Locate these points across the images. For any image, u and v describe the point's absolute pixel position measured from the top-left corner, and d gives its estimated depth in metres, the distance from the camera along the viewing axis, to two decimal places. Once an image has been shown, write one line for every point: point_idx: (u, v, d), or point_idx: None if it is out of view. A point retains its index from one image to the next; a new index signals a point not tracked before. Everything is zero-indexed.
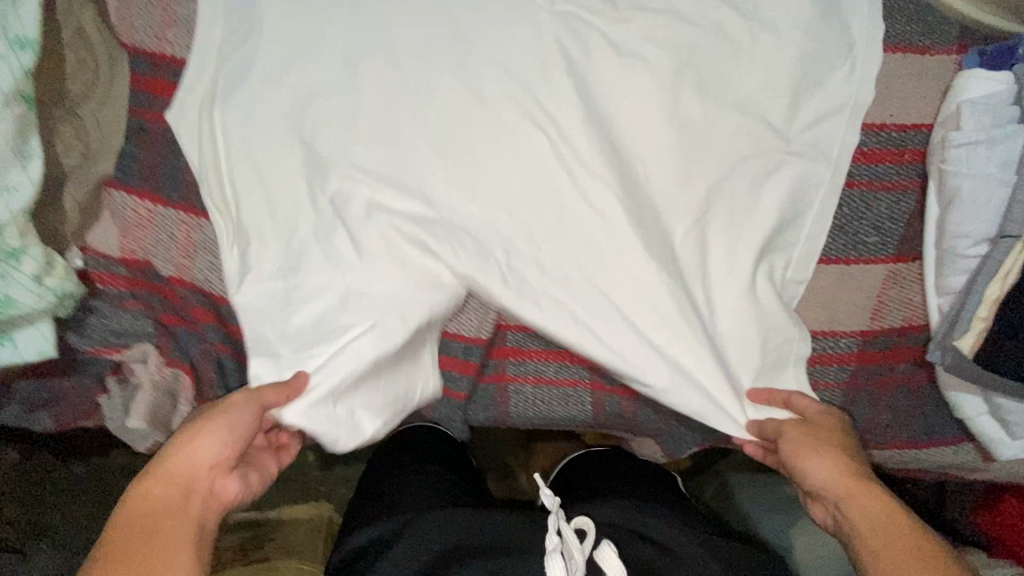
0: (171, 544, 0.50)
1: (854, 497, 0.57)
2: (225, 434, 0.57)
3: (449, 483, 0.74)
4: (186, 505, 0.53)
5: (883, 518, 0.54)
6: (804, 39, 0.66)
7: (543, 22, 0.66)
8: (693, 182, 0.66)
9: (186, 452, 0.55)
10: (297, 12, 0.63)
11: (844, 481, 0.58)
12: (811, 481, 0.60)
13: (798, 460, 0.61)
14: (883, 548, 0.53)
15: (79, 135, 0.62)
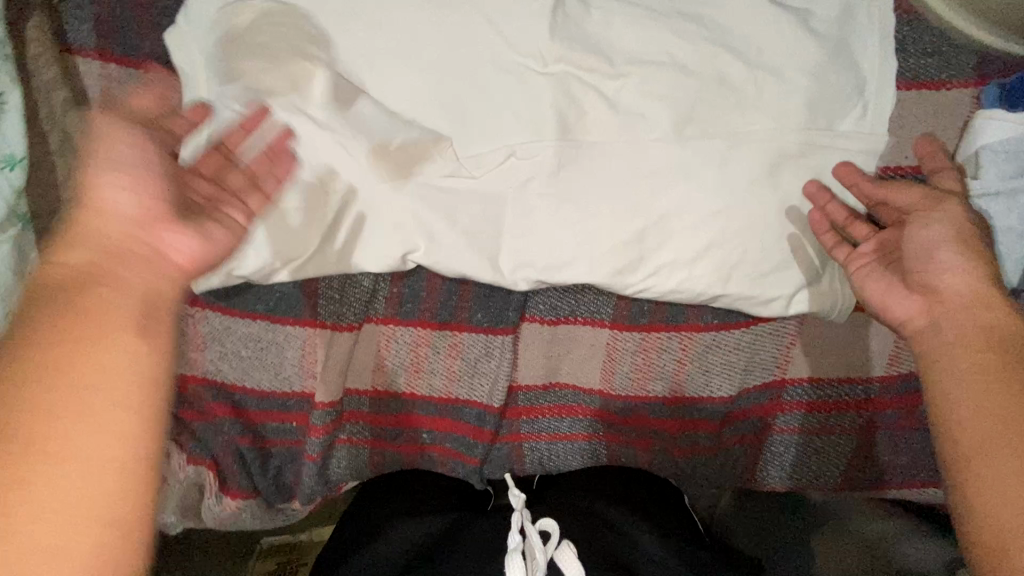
0: (107, 329, 0.41)
1: (971, 308, 0.52)
2: (122, 168, 0.48)
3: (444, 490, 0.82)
4: (111, 277, 0.43)
5: (982, 344, 0.50)
6: (810, 82, 0.62)
7: (536, 85, 0.64)
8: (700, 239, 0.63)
9: (94, 205, 0.46)
10: (279, 94, 0.61)
11: (976, 290, 0.53)
12: (928, 284, 0.56)
13: (927, 252, 0.56)
14: (960, 363, 0.50)
15: None
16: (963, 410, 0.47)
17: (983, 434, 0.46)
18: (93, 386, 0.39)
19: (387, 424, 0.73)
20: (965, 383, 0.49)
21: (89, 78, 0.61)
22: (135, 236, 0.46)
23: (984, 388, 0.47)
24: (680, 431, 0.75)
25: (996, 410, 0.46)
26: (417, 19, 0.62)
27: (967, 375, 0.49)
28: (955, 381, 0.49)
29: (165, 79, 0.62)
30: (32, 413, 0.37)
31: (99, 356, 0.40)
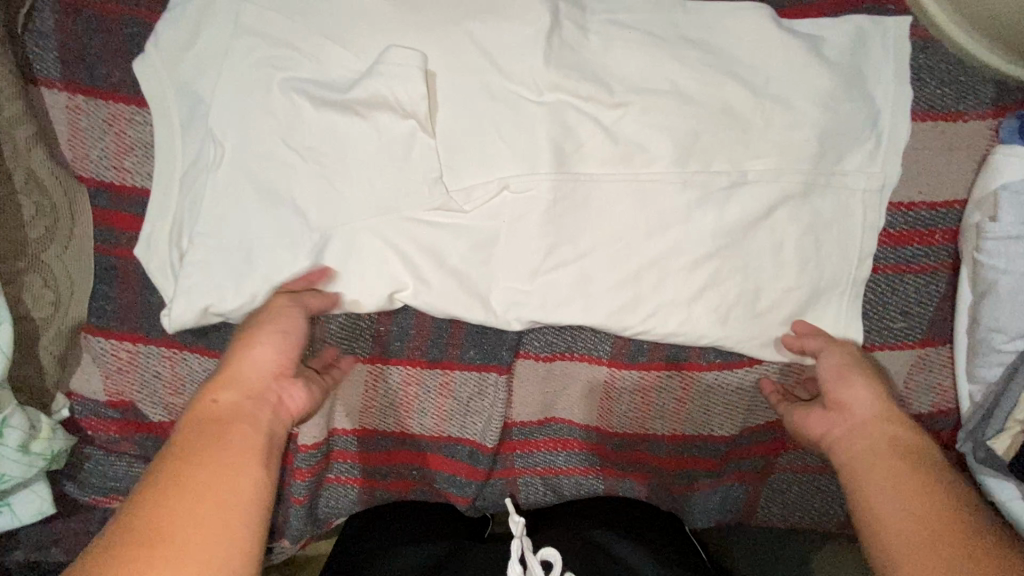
0: (244, 465, 0.41)
1: (875, 421, 0.51)
2: (277, 335, 0.51)
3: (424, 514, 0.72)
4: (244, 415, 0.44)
5: (892, 454, 0.48)
6: (819, 114, 0.59)
7: (531, 115, 0.60)
8: (703, 277, 0.60)
9: (242, 353, 0.49)
10: (257, 127, 0.57)
11: (876, 406, 0.52)
12: (842, 399, 0.54)
13: (835, 372, 0.56)
14: (875, 476, 0.47)
15: (47, 282, 0.58)
16: (882, 533, 0.44)
17: (906, 560, 0.41)
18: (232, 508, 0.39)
19: (376, 463, 0.71)
20: (882, 504, 0.45)
21: (56, 109, 0.58)
22: (266, 392, 0.47)
23: (900, 497, 0.45)
24: (680, 468, 0.73)
25: (912, 527, 0.43)
26: (403, 46, 0.58)
27: (882, 486, 0.46)
28: (874, 498, 0.46)
29: (135, 110, 0.59)
30: (176, 538, 0.36)
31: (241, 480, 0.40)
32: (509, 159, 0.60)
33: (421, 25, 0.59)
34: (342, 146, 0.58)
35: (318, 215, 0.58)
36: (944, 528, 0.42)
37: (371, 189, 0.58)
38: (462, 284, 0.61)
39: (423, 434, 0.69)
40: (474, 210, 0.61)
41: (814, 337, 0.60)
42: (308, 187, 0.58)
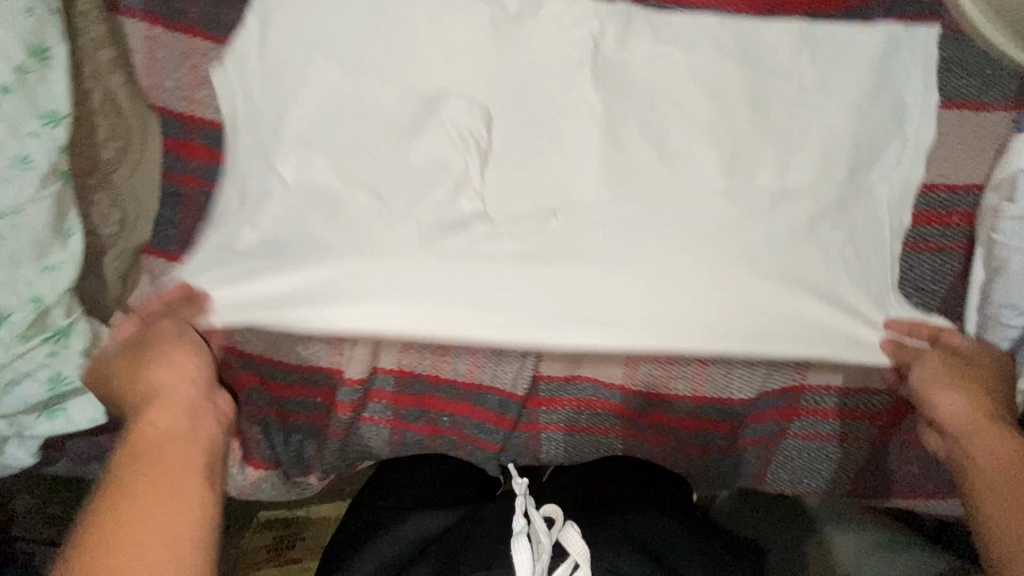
0: (181, 477, 0.43)
1: (975, 431, 0.54)
2: (183, 350, 0.54)
3: (455, 483, 0.75)
4: (145, 433, 0.46)
5: (1018, 447, 0.51)
6: (850, 95, 0.64)
7: (583, 78, 0.64)
8: (739, 239, 0.64)
9: (159, 373, 0.52)
10: (333, 67, 0.62)
11: (968, 415, 0.55)
12: (935, 407, 0.58)
13: (945, 374, 0.59)
14: (978, 472, 0.51)
15: (115, 203, 0.61)
16: (1010, 509, 0.46)
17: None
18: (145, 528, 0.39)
19: (409, 405, 0.74)
20: (980, 484, 0.50)
21: (135, 38, 0.61)
22: (173, 409, 0.49)
23: (1004, 493, 0.48)
24: (697, 429, 0.76)
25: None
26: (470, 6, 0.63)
27: (988, 483, 0.49)
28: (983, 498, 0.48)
29: (211, 46, 0.62)
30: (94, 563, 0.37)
31: (156, 492, 0.42)
32: (559, 117, 0.64)
33: None
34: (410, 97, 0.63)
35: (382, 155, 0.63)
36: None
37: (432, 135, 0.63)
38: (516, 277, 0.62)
39: (456, 380, 0.73)
40: (510, 227, 0.63)
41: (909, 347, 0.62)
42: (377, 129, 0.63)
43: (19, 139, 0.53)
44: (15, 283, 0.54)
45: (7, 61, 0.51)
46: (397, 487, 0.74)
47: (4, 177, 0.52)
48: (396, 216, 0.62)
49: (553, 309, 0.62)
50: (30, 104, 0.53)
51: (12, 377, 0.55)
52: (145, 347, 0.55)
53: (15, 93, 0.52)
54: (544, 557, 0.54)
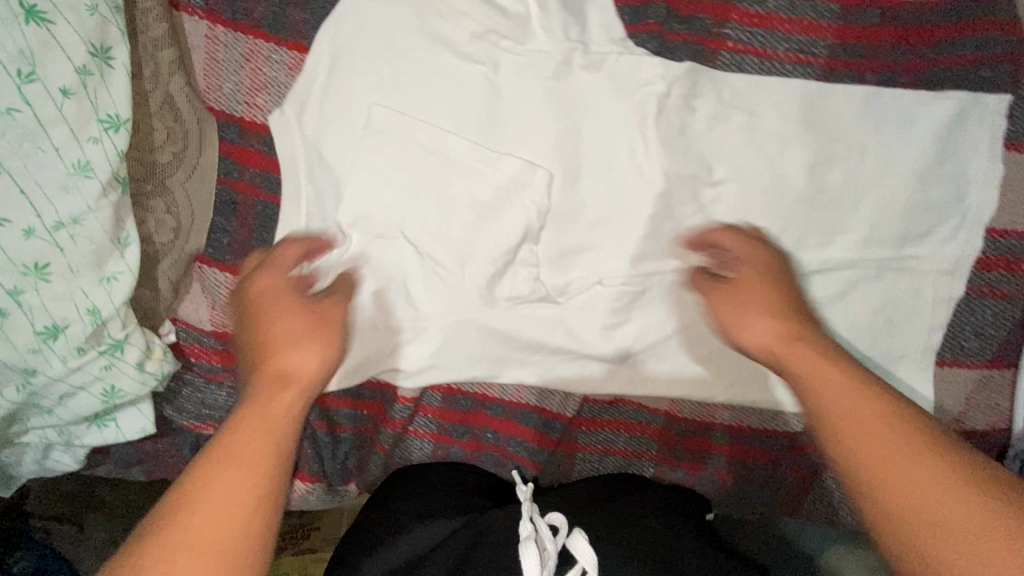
0: (228, 495, 0.41)
1: (806, 360, 0.48)
2: (323, 330, 0.50)
3: (468, 485, 0.72)
4: (253, 412, 0.45)
5: (844, 381, 0.46)
6: (932, 134, 0.62)
7: (658, 101, 0.62)
8: (791, 274, 0.65)
9: (290, 346, 0.49)
10: (402, 81, 0.60)
11: (777, 343, 0.51)
12: (744, 324, 0.53)
13: (742, 293, 0.54)
14: (855, 422, 0.44)
15: (170, 209, 0.59)
16: (886, 475, 0.41)
17: (917, 507, 0.39)
18: (218, 522, 0.40)
19: (454, 420, 0.75)
20: (861, 456, 0.43)
21: (195, 37, 0.58)
22: (291, 398, 0.47)
23: (895, 460, 0.41)
24: (736, 458, 0.77)
25: (910, 465, 0.41)
26: (545, 22, 0.61)
27: (865, 444, 0.43)
28: (873, 465, 0.42)
29: (272, 47, 0.59)
30: (171, 535, 0.39)
31: (236, 479, 0.42)
32: (629, 141, 0.63)
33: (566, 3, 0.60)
34: (480, 120, 0.62)
35: (447, 176, 0.62)
36: (937, 465, 0.40)
37: (496, 161, 0.63)
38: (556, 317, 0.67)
39: (502, 400, 0.74)
40: (567, 301, 0.67)
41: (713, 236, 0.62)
42: (445, 149, 0.62)
43: (79, 144, 0.50)
44: (73, 295, 0.52)
45: (69, 61, 0.49)
46: (405, 480, 0.72)
47: (64, 185, 0.50)
48: (460, 243, 0.64)
49: (601, 345, 0.68)
50: (90, 108, 0.50)
51: (67, 389, 0.54)
52: (313, 310, 0.52)
53: (76, 96, 0.49)
54: (551, 564, 0.54)
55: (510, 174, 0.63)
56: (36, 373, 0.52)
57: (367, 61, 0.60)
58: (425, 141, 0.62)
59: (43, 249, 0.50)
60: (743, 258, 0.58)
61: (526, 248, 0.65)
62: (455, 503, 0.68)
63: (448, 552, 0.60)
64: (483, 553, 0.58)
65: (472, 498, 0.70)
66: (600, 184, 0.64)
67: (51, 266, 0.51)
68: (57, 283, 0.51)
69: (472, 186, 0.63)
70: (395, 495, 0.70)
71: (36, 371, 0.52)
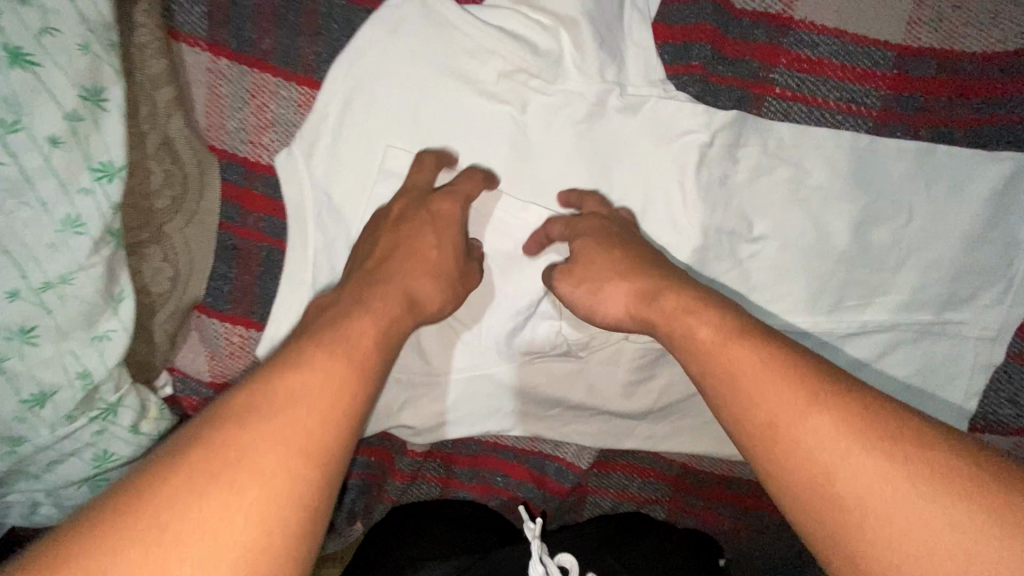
0: (329, 377, 0.37)
1: (686, 322, 0.44)
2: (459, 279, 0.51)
3: (479, 521, 0.69)
4: (369, 321, 0.43)
5: (721, 335, 0.41)
6: (986, 197, 0.58)
7: (699, 150, 0.57)
8: (827, 335, 0.61)
9: (416, 275, 0.49)
10: (422, 120, 0.55)
11: (635, 300, 0.47)
12: (599, 292, 0.49)
13: (582, 253, 0.51)
14: (753, 376, 0.38)
15: (167, 257, 0.54)
16: (786, 422, 0.36)
17: (824, 457, 0.34)
18: (314, 404, 0.35)
19: (465, 464, 0.73)
20: (761, 408, 0.37)
21: (197, 71, 0.53)
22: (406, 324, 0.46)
23: (790, 406, 0.36)
24: (753, 509, 0.75)
25: (788, 414, 0.36)
26: (582, 61, 0.56)
27: (764, 396, 0.38)
28: (780, 421, 0.36)
29: (281, 83, 0.54)
30: (263, 407, 0.34)
31: (336, 368, 0.38)
32: (665, 191, 0.58)
33: (605, 42, 0.56)
34: (505, 163, 0.57)
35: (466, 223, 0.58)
36: (820, 406, 0.36)
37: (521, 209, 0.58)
38: (575, 372, 0.63)
39: (514, 447, 0.71)
40: (589, 355, 0.62)
41: (555, 225, 0.56)
42: None
43: (68, 198, 0.45)
44: (62, 358, 0.48)
45: (58, 107, 0.44)
46: (413, 514, 0.69)
47: (52, 243, 0.46)
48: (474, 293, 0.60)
49: (622, 401, 0.64)
50: (81, 157, 0.46)
51: (56, 456, 0.50)
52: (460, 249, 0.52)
53: (66, 144, 0.45)
54: None
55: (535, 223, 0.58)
56: (22, 442, 0.48)
57: (386, 98, 0.55)
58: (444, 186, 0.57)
59: (29, 312, 0.46)
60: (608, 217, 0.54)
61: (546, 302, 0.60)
62: (466, 540, 0.65)
63: None
64: None
65: (483, 534, 0.67)
66: None
67: (38, 329, 0.46)
68: (45, 347, 0.47)
69: (493, 235, 0.58)
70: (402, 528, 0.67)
71: (23, 440, 0.48)
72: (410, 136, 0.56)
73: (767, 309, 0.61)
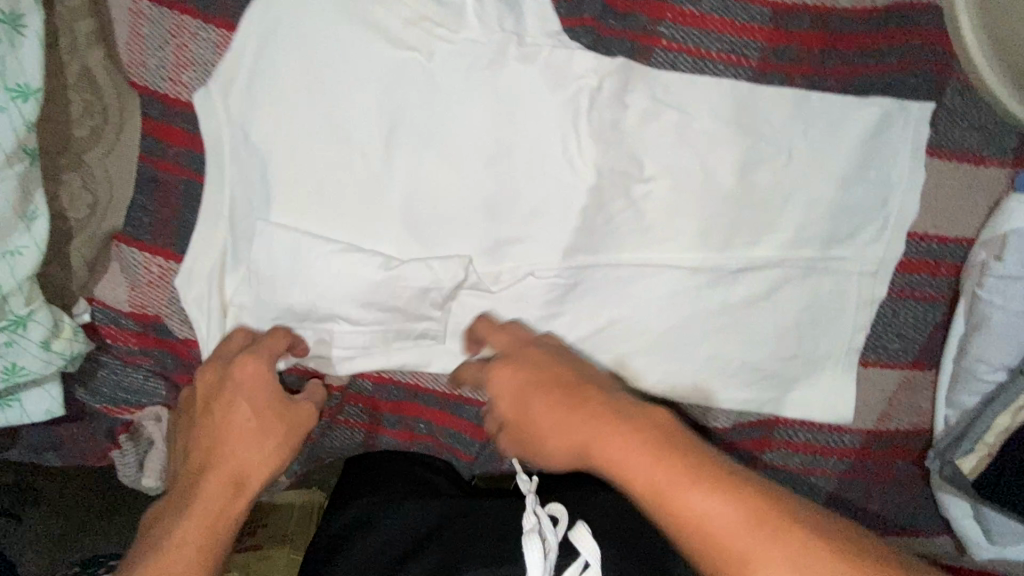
0: (186, 538, 0.50)
1: (626, 456, 0.45)
2: (254, 421, 0.55)
3: (438, 476, 0.73)
4: (210, 497, 0.52)
5: (667, 479, 0.42)
6: (861, 139, 0.63)
7: (592, 93, 0.62)
8: (719, 266, 0.65)
9: (222, 433, 0.55)
10: (330, 63, 0.59)
11: (572, 421, 0.49)
12: (537, 434, 0.52)
13: (524, 408, 0.53)
14: (705, 517, 0.41)
15: (87, 184, 0.58)
16: (746, 564, 0.39)
17: None
18: (179, 563, 0.48)
19: (387, 412, 0.74)
20: (721, 546, 0.40)
21: (118, 10, 0.57)
22: (239, 505, 0.53)
23: (753, 547, 0.39)
24: None
25: (748, 552, 0.39)
26: (480, 10, 0.60)
27: (726, 538, 0.40)
28: (746, 563, 0.39)
29: (200, 25, 0.58)
30: None
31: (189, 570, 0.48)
32: (562, 132, 0.63)
33: None
34: (413, 104, 0.61)
35: (377, 160, 0.62)
36: (766, 545, 0.39)
37: (426, 146, 0.62)
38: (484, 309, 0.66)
39: (434, 392, 0.72)
40: (499, 291, 0.66)
41: (469, 368, 0.63)
42: (375, 134, 0.61)
43: None
44: None
45: None
46: (375, 473, 0.73)
47: None
48: (380, 230, 0.63)
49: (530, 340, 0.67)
50: None
51: None
52: (273, 403, 0.57)
53: None
54: (553, 556, 0.52)
55: (443, 162, 0.62)
56: None
57: (298, 41, 0.59)
58: (354, 123, 0.61)
59: None
60: (522, 363, 0.56)
61: (445, 243, 0.64)
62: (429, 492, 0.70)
63: (448, 534, 0.60)
64: (488, 538, 0.57)
65: (444, 488, 0.71)
66: (536, 171, 0.63)
67: None
68: None
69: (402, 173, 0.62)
70: (365, 488, 0.71)
71: None
72: (323, 74, 0.59)
73: (662, 244, 0.65)
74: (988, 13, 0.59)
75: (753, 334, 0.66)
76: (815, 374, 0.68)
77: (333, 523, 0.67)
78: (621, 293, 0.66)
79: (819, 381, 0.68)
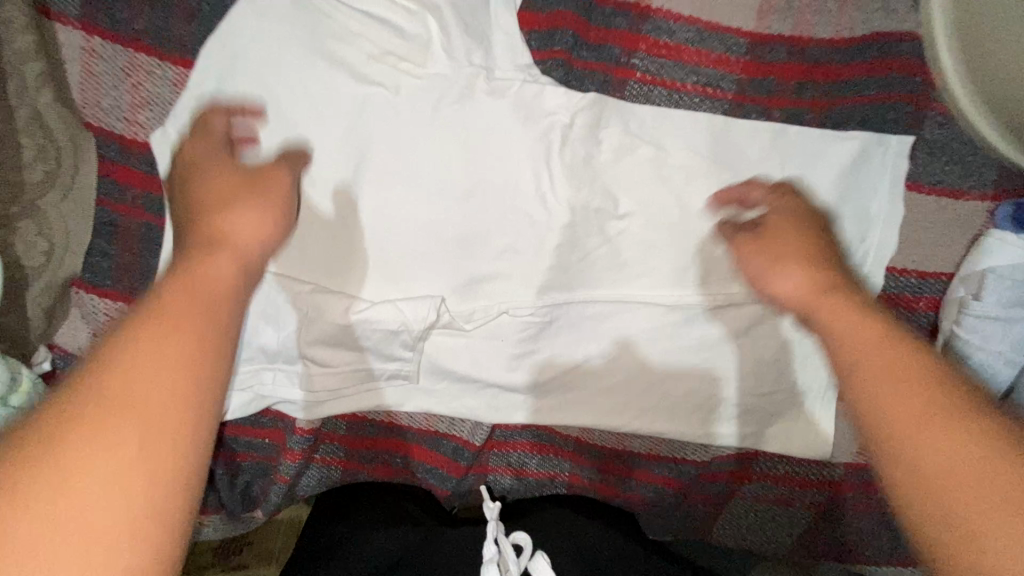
0: (176, 312, 0.35)
1: (836, 315, 0.47)
2: (237, 181, 0.46)
3: (415, 504, 0.71)
4: (191, 274, 0.38)
5: (869, 338, 0.44)
6: (839, 173, 0.62)
7: (564, 129, 0.61)
8: (692, 302, 0.64)
9: (214, 215, 0.43)
10: (292, 98, 0.57)
11: (810, 291, 0.50)
12: (776, 269, 0.52)
13: (769, 262, 0.53)
14: (888, 369, 0.41)
15: (41, 232, 0.56)
16: (915, 423, 0.38)
17: (951, 452, 0.35)
18: (160, 371, 0.32)
19: (361, 447, 0.73)
20: (888, 405, 0.39)
21: (70, 49, 0.55)
22: (228, 269, 0.40)
23: (919, 410, 0.38)
24: (650, 482, 0.73)
25: (911, 417, 0.38)
26: (448, 42, 0.58)
27: (891, 395, 0.40)
28: (903, 419, 0.38)
29: (156, 63, 0.56)
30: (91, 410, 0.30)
31: (190, 346, 0.34)
32: (535, 168, 0.61)
33: (470, 28, 0.58)
34: (381, 137, 0.59)
35: (344, 197, 0.60)
36: (958, 422, 0.36)
37: (393, 181, 0.60)
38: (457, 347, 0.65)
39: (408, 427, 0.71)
40: (473, 329, 0.65)
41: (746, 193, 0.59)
42: (342, 172, 0.60)
43: None
44: None
45: None
46: (352, 500, 0.71)
47: None
48: (351, 270, 0.62)
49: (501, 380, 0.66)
50: None
51: None
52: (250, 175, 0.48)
53: None
54: None
55: (413, 199, 0.61)
56: None
57: (261, 77, 0.57)
58: (320, 159, 0.59)
59: None
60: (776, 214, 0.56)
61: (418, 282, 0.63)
62: (402, 518, 0.67)
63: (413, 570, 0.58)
64: None
65: (420, 514, 0.69)
66: (508, 208, 0.62)
67: None
68: None
69: (371, 212, 0.61)
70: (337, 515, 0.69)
71: None
72: (287, 111, 0.58)
73: (639, 281, 0.64)
74: (967, 50, 0.57)
75: (730, 369, 0.66)
76: (794, 414, 0.67)
77: (301, 553, 0.65)
78: (596, 330, 0.65)
79: (798, 418, 0.67)
